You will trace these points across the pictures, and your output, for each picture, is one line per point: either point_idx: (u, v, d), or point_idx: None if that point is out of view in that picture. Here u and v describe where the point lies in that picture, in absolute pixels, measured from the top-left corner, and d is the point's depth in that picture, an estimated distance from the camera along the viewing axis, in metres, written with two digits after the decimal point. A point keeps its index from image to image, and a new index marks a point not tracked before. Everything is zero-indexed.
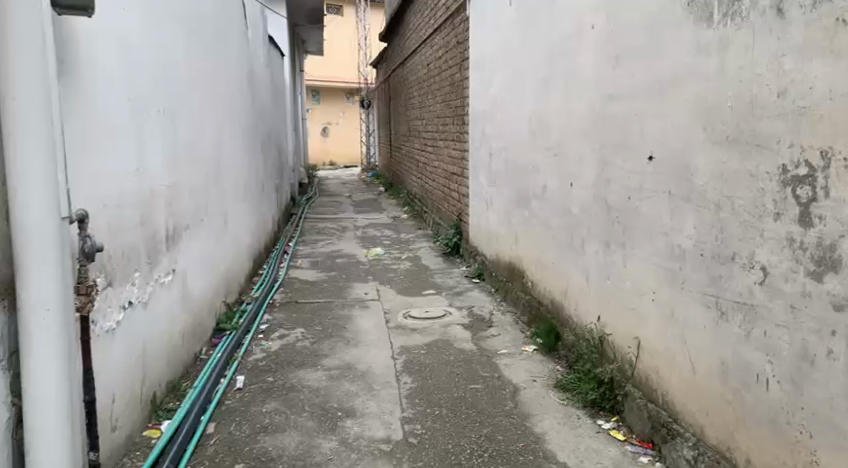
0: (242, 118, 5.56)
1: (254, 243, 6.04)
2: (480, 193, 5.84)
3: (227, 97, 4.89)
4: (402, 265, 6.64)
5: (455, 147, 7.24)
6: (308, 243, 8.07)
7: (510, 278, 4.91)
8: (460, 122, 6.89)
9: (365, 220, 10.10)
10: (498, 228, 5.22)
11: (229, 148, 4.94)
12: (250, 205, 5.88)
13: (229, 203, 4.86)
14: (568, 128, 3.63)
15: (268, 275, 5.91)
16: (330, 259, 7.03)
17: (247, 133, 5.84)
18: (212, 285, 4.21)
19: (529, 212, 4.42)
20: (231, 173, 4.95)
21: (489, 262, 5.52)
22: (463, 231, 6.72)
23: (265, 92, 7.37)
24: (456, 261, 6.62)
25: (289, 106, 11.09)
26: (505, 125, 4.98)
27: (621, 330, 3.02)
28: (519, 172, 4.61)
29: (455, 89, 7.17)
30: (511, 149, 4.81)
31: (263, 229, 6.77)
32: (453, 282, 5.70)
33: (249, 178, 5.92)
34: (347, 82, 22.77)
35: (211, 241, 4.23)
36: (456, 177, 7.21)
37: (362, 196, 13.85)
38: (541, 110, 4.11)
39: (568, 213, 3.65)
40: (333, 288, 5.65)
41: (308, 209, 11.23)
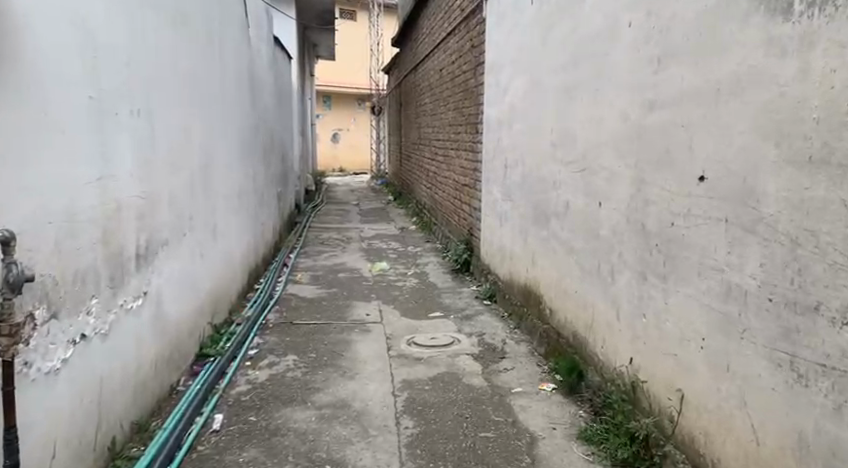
0: (238, 123, 5.18)
1: (249, 257, 5.64)
2: (493, 207, 5.42)
3: (221, 99, 4.52)
4: (408, 282, 6.22)
5: (467, 157, 6.83)
6: (310, 255, 7.66)
7: (525, 303, 4.48)
8: (474, 131, 6.48)
9: (372, 231, 9.70)
10: (513, 247, 4.79)
11: (222, 155, 4.55)
12: (245, 216, 5.47)
13: (219, 215, 4.46)
14: (597, 141, 3.20)
15: (263, 291, 5.51)
16: (332, 274, 6.62)
17: (244, 139, 5.46)
18: (195, 306, 3.81)
19: (549, 232, 3.99)
20: (222, 181, 4.55)
21: (502, 284, 5.09)
22: (475, 247, 6.31)
23: (267, 94, 6.99)
24: (466, 279, 6.19)
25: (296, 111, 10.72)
26: (523, 136, 4.56)
27: (659, 379, 2.58)
28: (538, 187, 4.18)
29: (468, 96, 6.77)
30: (529, 162, 4.39)
31: (261, 240, 6.37)
32: (463, 303, 5.27)
33: (245, 187, 5.53)
34: (358, 88, 22.44)
35: (195, 256, 3.83)
36: (468, 189, 6.80)
37: (370, 204, 13.46)
38: (565, 119, 3.69)
39: (595, 237, 3.23)
40: (332, 307, 5.24)
41: (313, 218, 10.84)
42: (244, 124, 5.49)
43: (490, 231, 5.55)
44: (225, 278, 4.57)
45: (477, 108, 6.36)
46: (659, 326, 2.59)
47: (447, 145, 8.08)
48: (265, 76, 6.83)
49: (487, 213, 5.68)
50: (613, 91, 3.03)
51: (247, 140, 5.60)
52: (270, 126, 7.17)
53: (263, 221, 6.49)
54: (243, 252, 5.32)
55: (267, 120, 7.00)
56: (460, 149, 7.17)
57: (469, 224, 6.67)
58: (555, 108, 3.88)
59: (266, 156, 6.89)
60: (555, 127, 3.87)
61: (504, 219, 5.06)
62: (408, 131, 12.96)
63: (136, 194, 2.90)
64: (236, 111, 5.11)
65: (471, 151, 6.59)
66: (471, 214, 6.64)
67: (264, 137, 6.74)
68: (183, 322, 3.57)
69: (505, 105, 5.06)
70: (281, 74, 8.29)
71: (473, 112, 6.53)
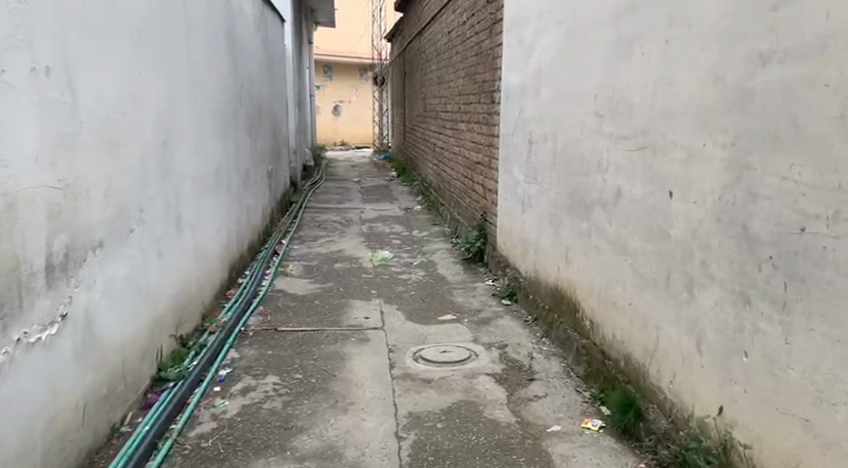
0: (213, 93, 4.39)
1: (230, 248, 4.87)
2: (515, 190, 4.65)
3: (187, 61, 3.73)
4: (414, 274, 5.47)
5: (479, 130, 6.04)
6: (304, 241, 6.89)
7: (556, 307, 3.74)
8: (488, 100, 5.67)
9: (375, 211, 8.95)
10: (540, 239, 4.02)
11: (189, 130, 3.78)
12: (224, 201, 4.70)
13: (187, 203, 3.70)
14: (667, 110, 2.43)
15: (246, 288, 4.76)
16: (328, 264, 5.86)
17: (222, 111, 4.66)
18: (151, 319, 3.06)
19: (590, 225, 3.23)
20: (190, 161, 3.78)
21: (526, 282, 4.33)
22: (490, 233, 5.56)
23: (253, 60, 6.16)
24: (480, 272, 5.43)
25: (291, 80, 9.86)
26: (554, 106, 3.76)
27: (773, 448, 1.85)
28: (576, 169, 3.41)
29: (482, 60, 5.95)
30: (563, 137, 3.60)
31: (247, 225, 5.61)
32: (478, 303, 4.53)
33: (225, 167, 4.75)
34: (360, 58, 21.47)
35: (149, 257, 3.07)
36: (481, 167, 6.01)
37: (372, 181, 12.69)
38: (617, 83, 2.91)
39: (663, 238, 2.47)
40: (325, 307, 4.50)
41: (310, 197, 10.05)
42: (222, 95, 4.69)
43: (510, 217, 4.78)
44: (195, 278, 3.81)
45: (492, 74, 5.54)
46: (773, 373, 1.85)
47: (457, 118, 7.27)
48: (251, 40, 6.00)
49: (506, 196, 4.90)
50: (692, 42, 2.25)
51: (225, 113, 4.81)
52: (258, 97, 6.37)
53: (248, 204, 5.71)
54: (221, 243, 4.56)
55: (254, 90, 6.20)
56: (472, 122, 6.37)
57: (483, 207, 5.91)
58: (600, 69, 3.08)
59: (254, 131, 6.11)
60: (601, 94, 3.08)
61: (529, 204, 4.29)
62: (412, 103, 12.11)
63: (47, 184, 2.14)
64: (210, 79, 4.31)
65: (485, 123, 5.78)
66: (484, 195, 5.87)
67: (250, 110, 5.94)
68: (132, 343, 2.82)
69: (530, 69, 4.26)
70: (272, 38, 7.44)
71: (487, 79, 5.72)
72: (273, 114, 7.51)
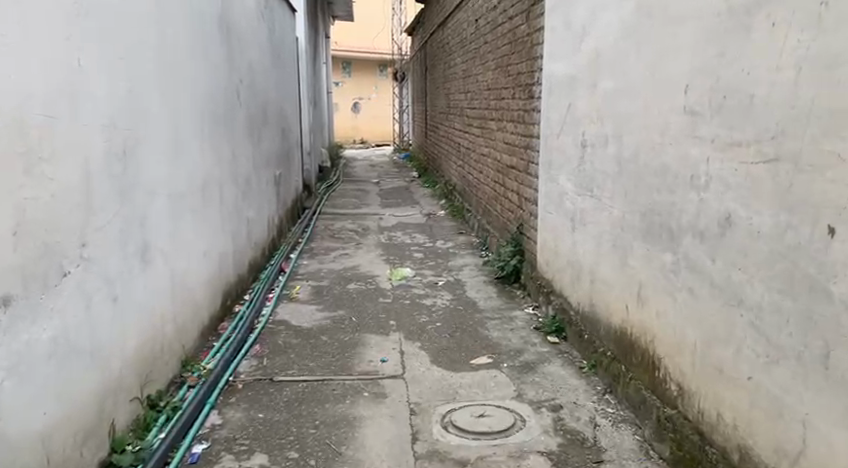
0: (198, 89, 3.68)
1: (223, 272, 4.14)
2: (563, 203, 3.86)
3: (159, 50, 3.02)
4: (439, 298, 4.69)
5: (513, 129, 5.26)
6: (315, 255, 6.15)
7: (622, 356, 2.96)
8: (524, 95, 4.89)
9: (395, 218, 8.21)
10: (601, 268, 3.23)
11: (162, 135, 3.07)
12: (215, 217, 3.98)
13: (160, 227, 2.99)
14: (827, 107, 1.65)
15: (241, 320, 4.02)
16: (341, 285, 5.11)
17: (211, 110, 3.94)
18: (102, 384, 2.35)
19: (677, 258, 2.44)
20: (164, 173, 3.07)
21: (580, 318, 3.54)
22: (528, 250, 4.78)
23: (255, 52, 5.44)
24: (516, 296, 4.65)
25: (305, 77, 9.16)
26: (620, 101, 2.98)
27: None
28: (653, 183, 2.63)
29: (517, 48, 5.16)
30: (633, 141, 2.82)
31: (247, 241, 4.88)
32: (519, 340, 3.76)
33: (216, 177, 4.03)
34: (379, 53, 20.73)
35: (101, 303, 2.36)
36: (515, 172, 5.23)
37: (392, 182, 11.94)
38: (724, 70, 2.12)
39: (814, 294, 1.69)
40: (334, 345, 3.76)
41: (325, 202, 9.33)
42: (212, 91, 3.98)
43: (556, 234, 3.99)
44: (172, 318, 3.09)
45: (530, 64, 4.75)
46: None
47: (485, 115, 6.51)
48: (252, 29, 5.27)
49: (550, 209, 4.11)
50: None
51: (216, 112, 4.09)
52: (262, 94, 5.64)
53: (249, 217, 4.98)
54: (210, 268, 3.83)
55: (257, 86, 5.47)
56: (504, 119, 5.59)
57: (518, 218, 5.13)
58: (693, 51, 2.30)
59: (256, 133, 5.39)
60: (693, 84, 2.30)
61: (583, 221, 3.50)
62: (433, 99, 11.35)
63: None
64: (194, 71, 3.60)
65: (521, 121, 4.99)
66: (519, 204, 5.09)
67: (251, 109, 5.22)
68: (69, 424, 2.11)
69: (582, 56, 3.49)
70: (279, 28, 6.70)
71: (524, 70, 4.93)
72: (282, 112, 6.79)
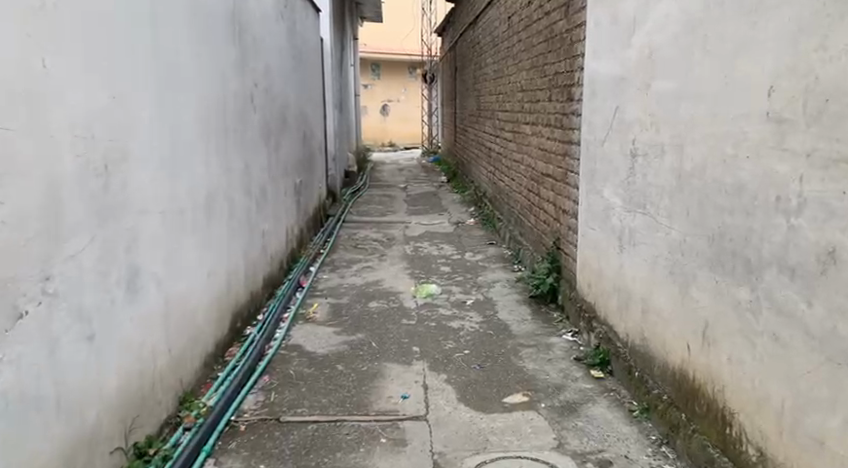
0: (202, 94, 3.34)
1: (232, 292, 3.80)
2: (608, 219, 3.43)
3: (154, 51, 2.69)
4: (468, 320, 4.28)
5: (549, 135, 4.84)
6: (336, 268, 5.80)
7: (681, 404, 2.54)
8: (563, 97, 4.47)
9: (422, 226, 7.83)
10: (655, 297, 2.81)
11: (157, 146, 2.73)
12: (222, 232, 3.64)
13: (153, 249, 2.65)
14: None
15: (251, 345, 3.68)
16: (362, 303, 4.75)
17: (218, 115, 3.60)
18: (73, 439, 2.02)
19: (755, 295, 2.01)
20: (159, 189, 2.74)
21: (629, 352, 3.12)
22: (566, 268, 4.36)
23: (273, 53, 5.11)
24: (553, 319, 4.23)
25: (330, 79, 8.84)
26: (680, 106, 2.55)
27: None
28: (723, 203, 2.20)
29: (555, 46, 4.74)
30: (698, 151, 2.39)
31: (262, 256, 4.55)
32: (558, 374, 3.34)
33: (224, 189, 3.70)
34: (409, 55, 20.40)
35: (73, 345, 2.03)
36: (551, 180, 4.81)
37: (420, 187, 11.58)
38: (828, 67, 1.69)
39: None
40: (350, 376, 3.38)
41: (349, 209, 8.99)
42: (220, 95, 3.64)
43: (600, 253, 3.57)
44: (167, 351, 2.75)
45: (569, 63, 4.32)
46: None
47: (519, 118, 6.09)
48: (269, 28, 4.93)
49: (593, 225, 3.69)
50: None
51: (226, 118, 3.75)
52: (280, 97, 5.30)
53: (264, 229, 4.65)
54: (216, 289, 3.49)
55: (275, 89, 5.14)
56: (539, 123, 5.17)
57: (554, 231, 4.71)
58: (780, 45, 1.88)
59: (273, 139, 5.05)
60: (781, 83, 1.87)
61: (633, 242, 3.08)
62: (463, 102, 10.96)
63: None
64: (197, 74, 3.26)
65: (559, 126, 4.57)
66: (556, 216, 4.67)
67: (268, 114, 4.88)
68: None
69: (634, 54, 3.06)
70: (301, 28, 6.37)
71: (562, 70, 4.50)
72: (303, 116, 6.45)
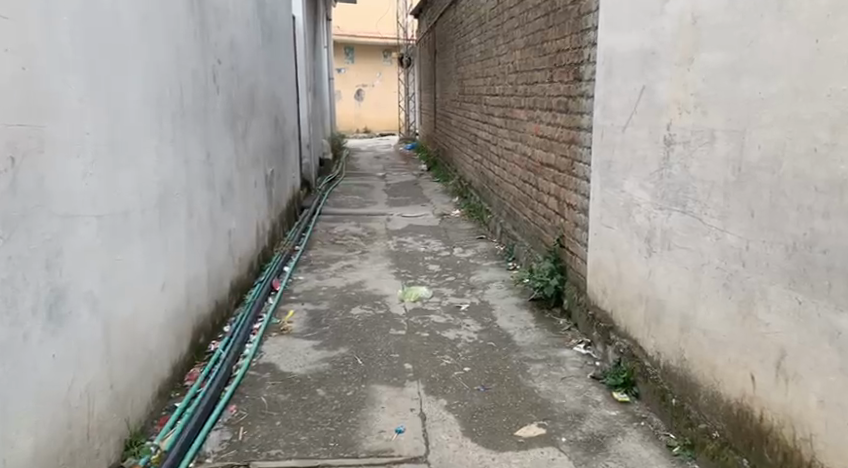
0: (152, 70, 2.80)
1: (192, 303, 3.26)
2: (631, 217, 2.97)
3: (84, 12, 2.16)
4: (464, 329, 3.80)
5: (550, 120, 4.36)
6: (313, 268, 5.27)
7: (741, 448, 2.09)
8: (568, 78, 3.99)
9: (404, 219, 7.33)
10: (699, 314, 2.35)
11: (91, 133, 2.19)
12: (179, 235, 3.10)
13: (86, 262, 2.12)
14: None
15: (216, 366, 3.15)
16: (343, 309, 4.24)
17: (172, 96, 3.04)
18: None
19: None
20: (95, 186, 2.20)
21: (661, 374, 2.66)
22: (572, 269, 3.90)
23: (240, 27, 4.53)
24: (560, 327, 3.77)
25: (303, 61, 8.25)
26: (737, 83, 2.10)
27: None
28: (813, 203, 1.76)
29: (556, 21, 4.25)
30: (769, 138, 1.95)
31: (228, 258, 4.00)
32: (577, 398, 2.88)
33: (182, 184, 3.16)
34: (383, 39, 19.78)
35: None
36: (553, 171, 4.34)
37: (399, 177, 11.07)
38: None
39: None
40: (333, 403, 2.88)
41: (325, 200, 8.44)
42: (175, 74, 3.09)
43: (620, 256, 3.11)
44: (109, 387, 2.23)
45: (576, 39, 3.84)
46: None
47: (512, 102, 5.60)
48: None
49: (610, 223, 3.23)
50: None
51: (183, 101, 3.20)
52: (248, 78, 4.73)
53: (231, 228, 4.11)
54: (173, 303, 2.95)
55: (242, 70, 4.58)
56: (537, 108, 4.70)
57: (557, 227, 4.25)
58: None
59: (241, 125, 4.50)
60: None
61: (667, 245, 2.61)
62: (444, 86, 10.45)
63: None
64: (145, 46, 2.71)
65: (563, 110, 4.09)
66: (559, 210, 4.21)
67: (234, 96, 4.33)
68: None
69: (668, 23, 2.59)
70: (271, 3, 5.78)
71: (567, 47, 4.02)
72: (275, 100, 5.88)
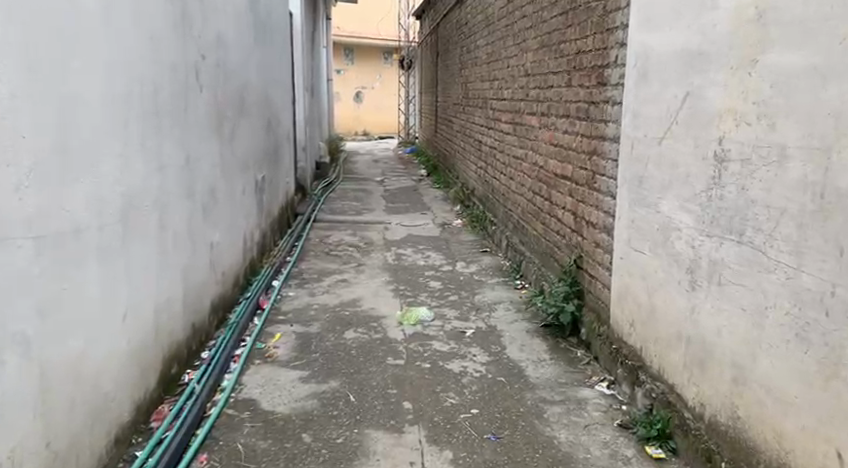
0: (118, 63, 2.41)
1: (163, 329, 2.86)
2: (670, 242, 2.58)
3: None
4: (470, 359, 3.41)
5: (568, 128, 3.97)
6: (305, 282, 4.87)
7: None
8: (590, 82, 3.61)
9: (404, 228, 6.94)
10: (760, 368, 1.97)
11: (29, 138, 1.80)
12: (149, 252, 2.70)
13: (16, 297, 1.73)
14: None
15: (187, 404, 2.75)
16: (336, 332, 3.83)
17: (143, 93, 2.65)
18: None
19: None
20: (32, 203, 1.81)
21: (706, 430, 2.28)
22: (592, 295, 3.51)
23: (230, 19, 4.14)
24: (578, 360, 3.38)
25: (300, 60, 7.84)
26: (819, 91, 1.73)
27: None
28: None
29: (576, 19, 3.86)
30: None
31: (209, 275, 3.60)
32: (604, 452, 2.49)
33: (154, 194, 2.76)
34: (384, 40, 19.40)
35: None
36: (569, 183, 3.96)
37: (397, 182, 10.67)
38: None
39: None
40: (320, 453, 2.49)
41: (320, 206, 8.03)
42: (148, 68, 2.70)
43: (653, 286, 2.72)
44: (44, 447, 1.84)
45: (600, 39, 3.46)
46: None
47: (522, 108, 5.22)
48: None
49: (642, 248, 2.84)
50: None
51: (157, 99, 2.81)
52: (237, 75, 4.34)
53: (214, 240, 3.71)
54: (138, 332, 2.56)
55: (231, 66, 4.19)
56: (553, 114, 4.31)
57: (573, 246, 3.86)
58: None
59: (228, 127, 4.10)
60: None
61: (717, 279, 2.22)
62: (446, 89, 10.07)
63: None
64: (108, 35, 2.33)
65: (583, 118, 3.70)
66: (577, 228, 3.82)
67: (221, 95, 3.93)
68: None
69: (722, 18, 2.20)
70: None
71: (589, 48, 3.64)
72: (267, 100, 5.48)
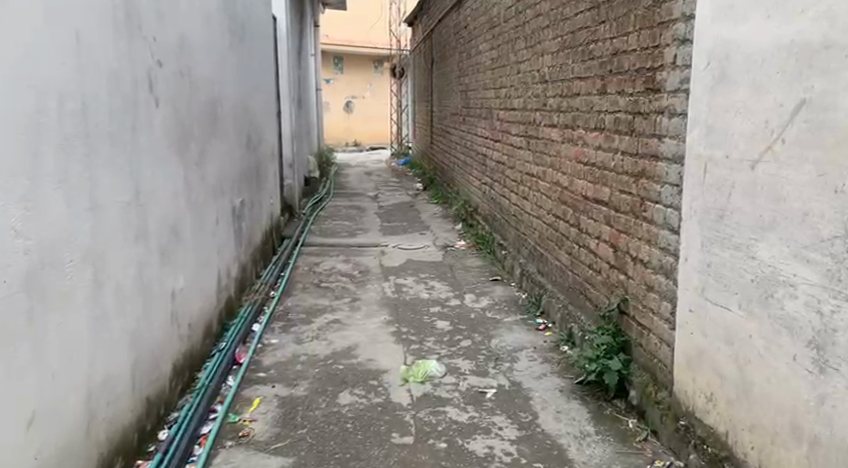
0: (26, 73, 1.76)
1: (100, 417, 2.18)
2: (775, 301, 1.92)
3: None
4: (495, 434, 2.73)
5: (603, 143, 3.33)
6: (292, 325, 4.18)
7: None
8: (634, 89, 2.96)
9: (402, 252, 6.26)
10: None
11: None
12: (76, 322, 2.02)
13: None
14: None
15: None
16: (328, 395, 3.14)
17: (68, 111, 2.00)
18: None
19: None
20: None
21: None
22: (644, 350, 2.84)
23: (197, 18, 3.47)
24: (632, 433, 2.71)
25: (286, 68, 7.17)
26: None
27: None
28: None
29: (612, 14, 3.22)
30: None
31: (170, 330, 2.91)
32: None
33: (86, 243, 2.10)
34: (374, 48, 18.81)
35: None
36: (605, 209, 3.30)
37: (392, 196, 9.99)
38: None
39: None
40: None
41: (308, 226, 7.33)
42: (77, 80, 2.06)
43: (746, 356, 2.07)
44: None
45: (647, 37, 2.83)
46: None
47: (537, 118, 4.57)
48: None
49: (726, 301, 2.18)
50: None
51: (90, 117, 2.15)
52: (206, 84, 3.66)
53: (176, 287, 3.02)
54: (57, 435, 1.88)
55: (199, 74, 3.52)
56: (580, 126, 3.67)
57: (613, 285, 3.20)
58: None
59: (195, 147, 3.43)
60: None
61: None
62: (443, 98, 9.43)
63: None
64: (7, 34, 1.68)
65: (625, 131, 3.06)
66: (617, 263, 3.16)
67: (186, 109, 3.25)
68: None
69: None
70: None
71: (631, 47, 3.00)
72: (247, 113, 4.80)
